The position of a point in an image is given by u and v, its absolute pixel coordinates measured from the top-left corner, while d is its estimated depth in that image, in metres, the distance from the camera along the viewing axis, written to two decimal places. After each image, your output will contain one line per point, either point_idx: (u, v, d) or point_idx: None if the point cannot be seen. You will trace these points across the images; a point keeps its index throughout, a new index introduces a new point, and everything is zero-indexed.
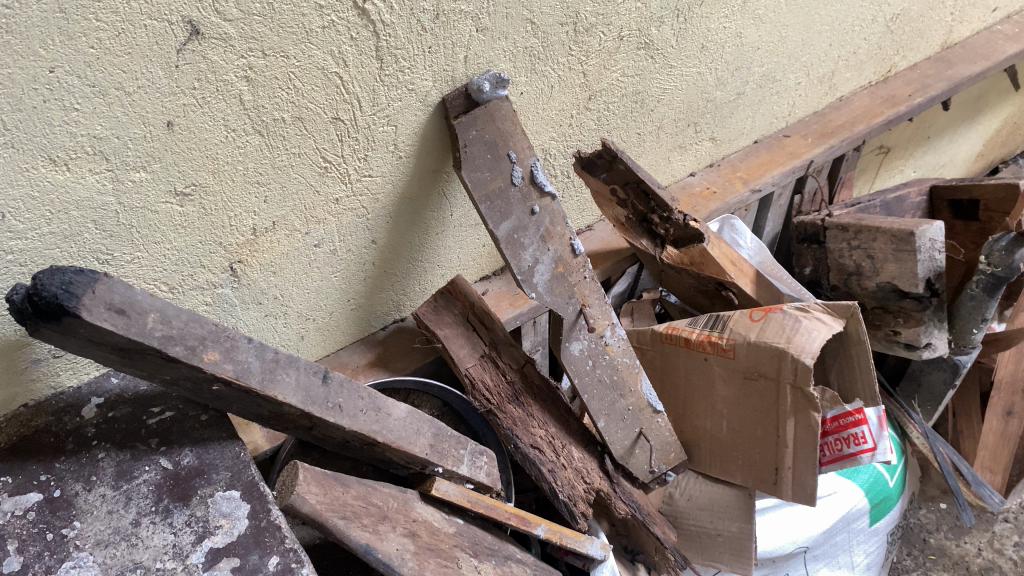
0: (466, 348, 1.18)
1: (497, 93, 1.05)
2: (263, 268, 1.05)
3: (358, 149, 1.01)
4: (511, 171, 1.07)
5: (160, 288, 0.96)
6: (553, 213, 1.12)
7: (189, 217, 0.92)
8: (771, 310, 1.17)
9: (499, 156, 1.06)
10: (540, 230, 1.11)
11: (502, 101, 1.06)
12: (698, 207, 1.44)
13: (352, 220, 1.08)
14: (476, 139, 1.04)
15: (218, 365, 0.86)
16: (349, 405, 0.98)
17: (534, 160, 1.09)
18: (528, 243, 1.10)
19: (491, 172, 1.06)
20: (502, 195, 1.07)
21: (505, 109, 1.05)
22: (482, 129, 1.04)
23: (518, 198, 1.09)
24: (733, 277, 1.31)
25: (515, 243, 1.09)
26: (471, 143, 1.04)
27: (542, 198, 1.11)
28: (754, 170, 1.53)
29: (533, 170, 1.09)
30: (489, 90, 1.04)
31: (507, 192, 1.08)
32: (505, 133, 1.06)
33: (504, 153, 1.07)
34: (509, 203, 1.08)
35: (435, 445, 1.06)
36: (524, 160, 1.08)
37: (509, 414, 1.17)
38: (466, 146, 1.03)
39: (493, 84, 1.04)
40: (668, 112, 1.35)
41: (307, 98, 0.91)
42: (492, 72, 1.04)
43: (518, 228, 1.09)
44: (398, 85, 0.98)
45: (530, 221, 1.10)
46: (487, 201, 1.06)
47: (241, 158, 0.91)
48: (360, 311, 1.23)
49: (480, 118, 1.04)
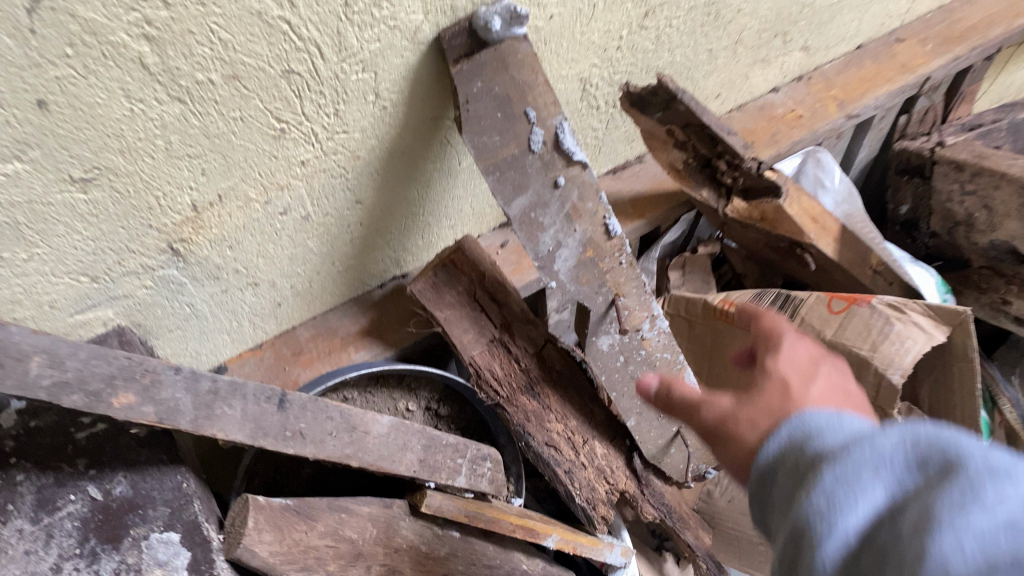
0: (472, 333, 0.97)
1: (511, 31, 0.76)
2: (215, 243, 0.84)
3: (326, 104, 0.77)
4: (528, 133, 0.81)
5: (80, 280, 0.77)
6: (585, 186, 0.86)
7: (100, 203, 0.71)
8: (856, 299, 0.94)
9: (513, 116, 0.80)
10: (564, 209, 0.86)
11: (519, 40, 0.78)
12: (778, 134, 1.18)
13: (327, 183, 0.86)
14: (482, 93, 0.77)
15: (133, 410, 0.68)
16: (314, 431, 0.79)
17: (561, 120, 0.82)
18: (548, 223, 0.86)
19: (499, 135, 0.80)
20: (516, 165, 0.82)
21: (525, 51, 0.78)
22: (489, 80, 0.77)
23: (538, 171, 0.83)
24: (813, 238, 1.09)
25: (530, 223, 0.85)
26: (474, 98, 0.77)
27: (570, 167, 0.85)
28: (852, 88, 1.23)
29: (560, 133, 0.83)
30: (501, 28, 0.75)
31: (523, 161, 0.82)
32: (523, 84, 0.79)
33: (520, 110, 0.80)
34: (525, 174, 0.83)
35: (425, 460, 0.89)
36: (547, 119, 0.82)
37: (520, 408, 0.99)
38: (467, 103, 0.77)
39: (507, 19, 0.75)
40: (750, 22, 1.04)
41: (242, 51, 0.66)
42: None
43: (536, 206, 0.84)
44: (375, 23, 0.71)
45: (553, 197, 0.85)
46: (497, 172, 0.81)
47: (159, 132, 0.69)
48: (349, 272, 1.02)
49: (488, 64, 0.77)
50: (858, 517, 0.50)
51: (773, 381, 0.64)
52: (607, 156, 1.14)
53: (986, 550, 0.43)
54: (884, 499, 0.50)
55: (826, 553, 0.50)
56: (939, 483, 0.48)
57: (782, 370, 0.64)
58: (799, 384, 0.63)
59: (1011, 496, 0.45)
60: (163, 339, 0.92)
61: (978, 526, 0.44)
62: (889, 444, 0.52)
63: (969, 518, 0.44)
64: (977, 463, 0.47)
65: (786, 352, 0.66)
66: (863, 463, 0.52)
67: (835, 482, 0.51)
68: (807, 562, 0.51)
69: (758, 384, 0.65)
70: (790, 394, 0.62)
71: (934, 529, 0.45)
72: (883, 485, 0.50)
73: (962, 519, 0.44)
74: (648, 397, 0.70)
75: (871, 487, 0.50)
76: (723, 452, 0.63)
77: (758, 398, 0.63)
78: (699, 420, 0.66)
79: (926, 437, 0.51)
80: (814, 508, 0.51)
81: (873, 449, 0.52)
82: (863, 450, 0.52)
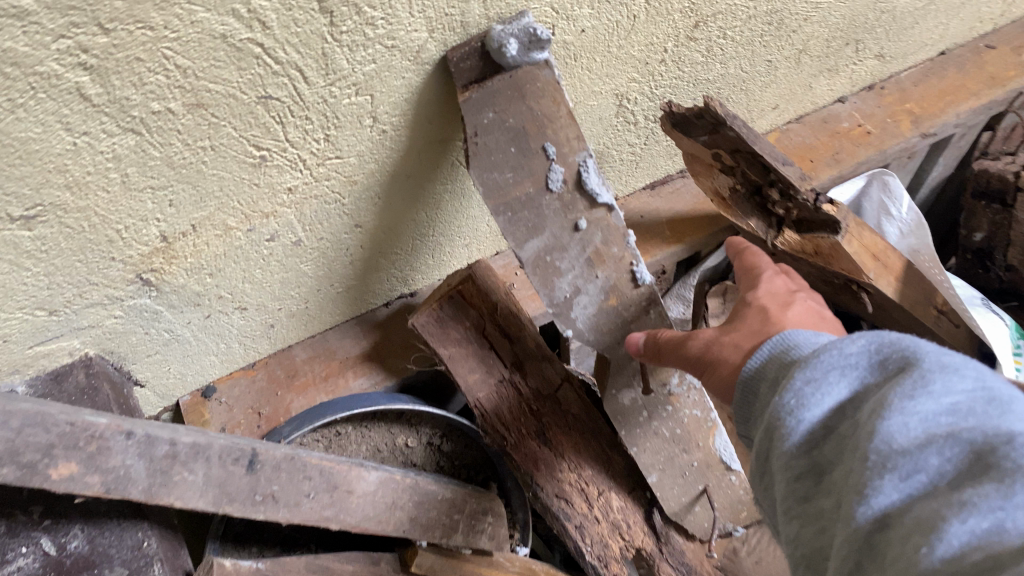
0: (477, 373, 0.88)
1: (529, 57, 0.67)
2: (192, 272, 0.75)
3: (314, 130, 0.66)
4: (547, 170, 0.74)
5: (36, 314, 0.69)
6: (609, 230, 0.78)
7: (49, 240, 0.62)
8: None
9: (530, 150, 0.72)
10: (585, 253, 0.78)
11: (540, 67, 0.69)
12: (841, 152, 1.06)
13: (320, 208, 0.76)
14: (495, 125, 0.69)
15: (75, 481, 0.60)
16: (288, 493, 0.71)
17: (586, 157, 0.75)
18: (566, 267, 0.78)
19: (512, 172, 0.72)
20: (530, 204, 0.74)
21: (548, 79, 0.70)
22: (503, 111, 0.69)
23: (556, 212, 0.75)
24: (872, 277, 0.96)
25: (545, 265, 0.77)
26: (484, 131, 0.69)
27: (593, 209, 0.77)
28: (931, 102, 1.10)
29: (583, 172, 0.75)
30: (517, 53, 0.66)
31: (539, 200, 0.75)
32: (542, 115, 0.71)
33: (538, 144, 0.73)
34: (541, 215, 0.75)
35: (417, 518, 0.80)
36: (568, 155, 0.74)
37: (528, 454, 0.89)
38: (476, 135, 0.69)
39: (526, 44, 0.66)
40: (817, 31, 0.91)
41: (208, 77, 0.56)
42: (519, 19, 0.65)
43: (552, 248, 0.77)
44: (370, 42, 0.61)
45: (573, 240, 0.77)
46: (506, 210, 0.73)
47: (113, 164, 0.59)
48: (351, 292, 0.94)
49: (502, 92, 0.68)
50: (821, 411, 0.52)
51: (752, 311, 0.68)
52: (645, 170, 1.03)
53: (927, 428, 0.45)
54: (846, 394, 0.52)
55: (791, 441, 0.53)
56: (895, 378, 0.49)
57: (760, 299, 0.69)
58: (776, 310, 0.67)
59: (957, 387, 0.47)
60: (140, 364, 0.84)
61: (922, 411, 0.46)
62: (854, 346, 0.53)
63: (914, 405, 0.46)
64: (933, 359, 0.49)
65: (762, 286, 0.72)
66: (828, 362, 0.53)
67: (801, 382, 0.53)
68: (779, 451, 0.54)
69: (739, 315, 0.69)
70: (767, 318, 0.66)
71: (882, 412, 0.47)
72: (847, 384, 0.52)
73: (908, 405, 0.46)
74: (635, 354, 0.77)
75: (835, 385, 0.52)
76: (710, 377, 0.67)
77: (738, 325, 0.68)
78: (686, 351, 0.71)
79: (890, 338, 0.52)
80: (782, 406, 0.53)
81: (839, 352, 0.53)
82: (829, 352, 0.53)
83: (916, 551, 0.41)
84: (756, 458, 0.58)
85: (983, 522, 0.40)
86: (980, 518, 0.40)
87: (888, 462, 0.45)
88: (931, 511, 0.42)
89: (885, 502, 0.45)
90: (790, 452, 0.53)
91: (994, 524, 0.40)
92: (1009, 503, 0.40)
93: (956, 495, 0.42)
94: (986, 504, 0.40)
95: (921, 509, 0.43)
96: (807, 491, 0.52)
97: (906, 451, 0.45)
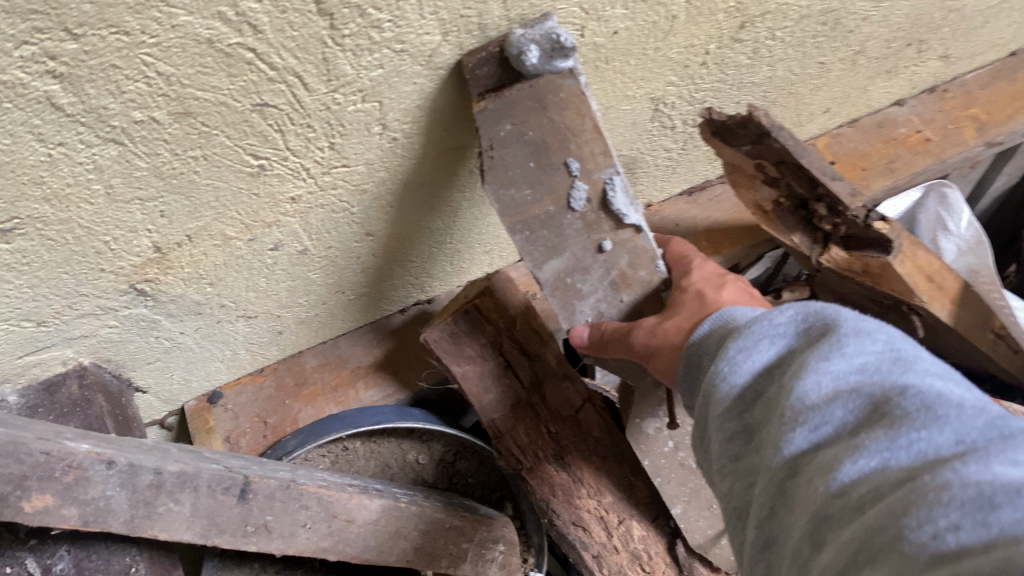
0: (493, 392, 0.85)
1: (551, 66, 0.62)
2: (190, 281, 0.71)
3: (316, 138, 0.61)
4: (569, 188, 0.69)
5: (23, 325, 0.65)
6: (636, 252, 0.74)
7: (29, 252, 0.58)
8: None
9: (551, 166, 0.67)
10: (609, 275, 0.74)
11: (563, 76, 0.63)
12: (897, 160, 0.99)
13: (326, 217, 0.71)
14: (511, 138, 0.64)
15: (48, 513, 0.56)
16: (283, 524, 0.68)
17: (613, 174, 0.69)
18: (588, 289, 0.75)
19: (531, 188, 0.68)
20: (550, 223, 0.70)
21: (572, 89, 0.64)
22: (521, 123, 0.64)
23: (576, 232, 0.71)
24: (925, 299, 0.89)
25: (567, 287, 0.74)
26: (501, 144, 0.64)
27: (619, 230, 0.72)
28: (999, 107, 1.02)
29: (608, 191, 0.69)
30: (537, 61, 0.60)
31: (560, 220, 0.70)
32: (566, 129, 0.65)
33: (561, 160, 0.67)
34: (562, 234, 0.71)
35: (420, 547, 0.77)
36: (593, 172, 0.68)
37: (544, 480, 0.85)
38: (492, 148, 0.64)
39: (548, 53, 0.60)
40: (877, 31, 0.83)
41: (194, 84, 0.51)
42: (543, 21, 0.59)
43: (573, 270, 0.73)
44: (376, 47, 0.55)
45: (597, 262, 0.74)
46: (524, 231, 0.70)
47: (95, 176, 0.55)
48: (364, 299, 0.89)
49: (520, 103, 0.63)
50: (750, 374, 0.53)
51: (688, 296, 0.70)
52: (682, 175, 0.97)
53: (837, 385, 0.46)
54: (773, 357, 0.52)
55: (722, 403, 0.54)
56: (816, 342, 0.50)
57: (693, 287, 0.70)
58: (711, 294, 0.69)
59: (868, 350, 0.47)
60: (140, 371, 0.81)
61: (834, 369, 0.47)
62: (784, 316, 0.53)
63: (827, 365, 0.47)
64: (850, 325, 0.49)
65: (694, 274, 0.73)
66: (759, 331, 0.54)
67: (734, 350, 0.54)
68: (714, 413, 0.54)
69: (676, 300, 0.71)
70: (705, 302, 0.68)
71: (799, 373, 0.48)
72: (775, 348, 0.53)
73: (822, 365, 0.47)
74: (582, 347, 0.76)
75: (763, 350, 0.53)
76: (656, 364, 0.68)
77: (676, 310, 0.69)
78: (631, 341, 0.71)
79: (816, 306, 0.52)
80: (716, 371, 0.55)
81: (770, 322, 0.54)
82: (761, 321, 0.54)
83: (817, 492, 0.43)
84: (695, 421, 0.58)
85: (871, 462, 0.41)
86: (869, 458, 0.42)
87: (799, 416, 0.46)
88: (831, 456, 0.44)
89: (795, 450, 0.46)
90: (722, 414, 0.54)
91: (882, 463, 0.41)
92: (897, 444, 0.41)
93: (853, 441, 0.43)
94: (876, 446, 0.42)
95: (826, 457, 0.44)
96: (737, 452, 0.53)
97: (816, 405, 0.46)
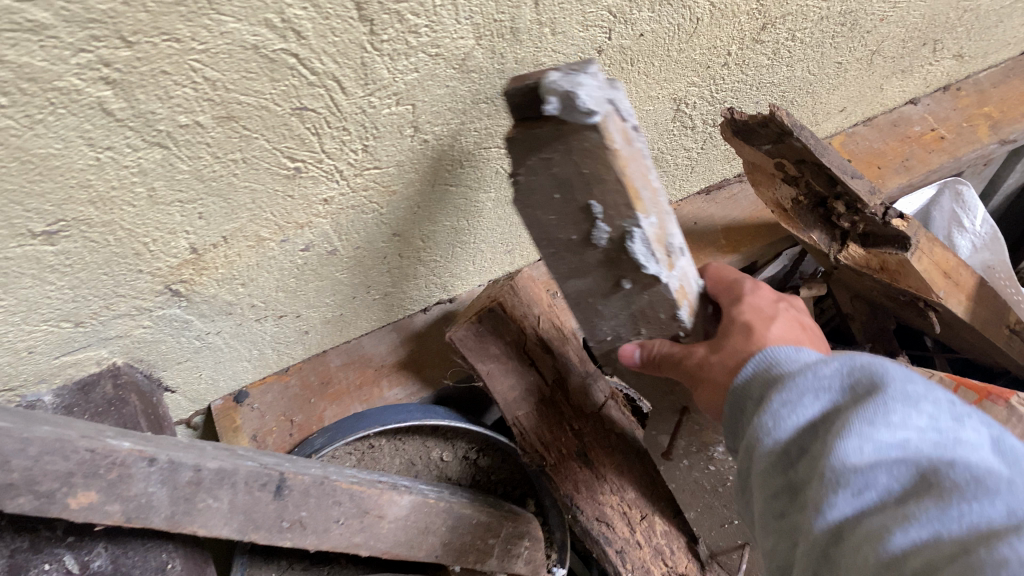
0: (518, 389, 0.86)
1: (575, 117, 0.57)
2: (223, 281, 0.72)
3: (351, 141, 0.62)
4: (592, 229, 0.66)
5: (62, 326, 0.66)
6: (655, 294, 0.70)
7: (72, 254, 0.59)
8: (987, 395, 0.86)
9: (574, 204, 0.64)
10: (630, 308, 0.74)
11: (591, 131, 0.57)
12: (912, 158, 1.00)
13: (356, 218, 0.72)
14: (540, 169, 0.63)
15: (94, 510, 0.57)
16: (316, 518, 0.69)
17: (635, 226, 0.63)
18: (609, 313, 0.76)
19: (556, 217, 0.67)
20: (575, 251, 0.69)
21: (594, 143, 0.58)
22: (546, 159, 0.62)
23: (598, 263, 0.70)
24: (943, 295, 0.90)
25: (589, 307, 0.76)
26: (528, 171, 0.64)
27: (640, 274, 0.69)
28: (1010, 106, 1.05)
29: (629, 240, 0.65)
30: (559, 110, 0.57)
31: (585, 250, 0.69)
32: (588, 175, 0.61)
33: (586, 201, 0.64)
34: (585, 263, 0.71)
35: (449, 542, 0.78)
36: (614, 219, 0.64)
37: (568, 476, 0.85)
38: (521, 173, 0.64)
39: (570, 104, 0.56)
40: (893, 31, 0.84)
41: (239, 89, 0.52)
42: (585, 66, 0.57)
43: (597, 294, 0.74)
44: (412, 51, 0.56)
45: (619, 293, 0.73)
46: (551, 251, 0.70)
47: (139, 178, 0.56)
48: (386, 300, 0.90)
49: (547, 141, 0.60)
50: (795, 431, 0.55)
51: (737, 328, 0.68)
52: (699, 176, 0.99)
53: (881, 452, 0.49)
54: (818, 413, 0.55)
55: (766, 456, 0.56)
56: (860, 402, 0.52)
57: (743, 318, 0.69)
58: (761, 328, 0.67)
59: (914, 421, 0.50)
60: (170, 370, 0.82)
61: (879, 438, 0.49)
62: (827, 370, 0.56)
63: (874, 431, 0.49)
64: (895, 389, 0.52)
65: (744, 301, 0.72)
66: (802, 385, 0.56)
67: (778, 403, 0.57)
68: (759, 468, 0.57)
69: (725, 330, 0.70)
70: (751, 338, 0.66)
71: (843, 434, 0.50)
72: (820, 403, 0.55)
73: (868, 431, 0.50)
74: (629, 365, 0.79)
75: (807, 405, 0.55)
76: (703, 394, 0.69)
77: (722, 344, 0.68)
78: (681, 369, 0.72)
79: (860, 363, 0.55)
80: (760, 425, 0.57)
81: (814, 376, 0.57)
82: (805, 375, 0.57)
83: (868, 560, 0.45)
84: (740, 471, 0.61)
85: (922, 531, 0.44)
86: (920, 528, 0.44)
87: (843, 479, 0.49)
88: (879, 524, 0.46)
89: (839, 515, 0.48)
90: (766, 467, 0.56)
91: (933, 534, 0.43)
92: (947, 516, 0.43)
93: (901, 510, 0.46)
94: (926, 518, 0.44)
95: (873, 522, 0.46)
96: (784, 508, 0.55)
97: (859, 469, 0.48)
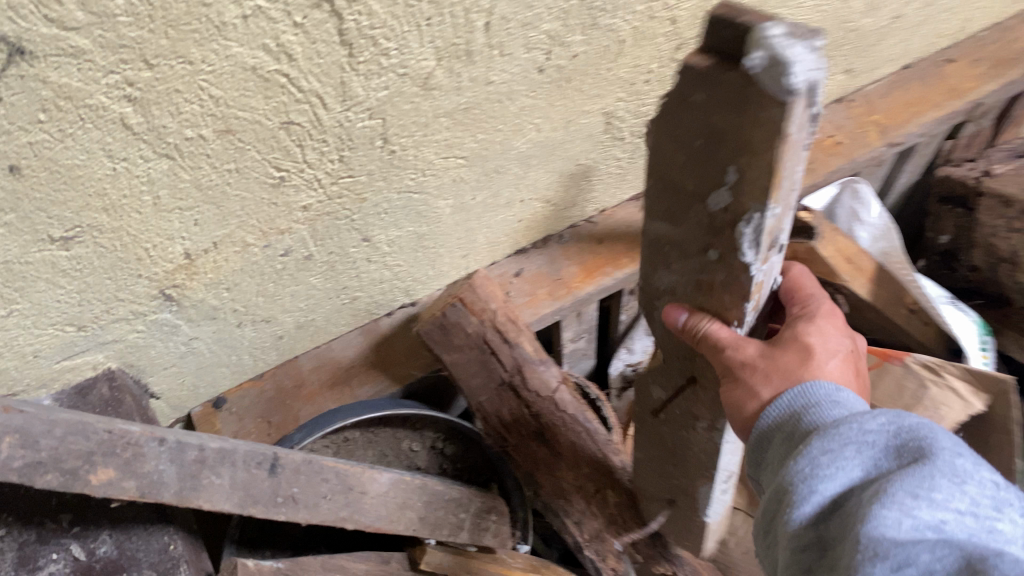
0: (479, 376, 0.95)
1: (773, 84, 0.42)
2: (211, 286, 0.80)
3: (329, 151, 0.71)
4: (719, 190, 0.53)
5: (65, 329, 0.73)
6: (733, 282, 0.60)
7: (81, 259, 0.66)
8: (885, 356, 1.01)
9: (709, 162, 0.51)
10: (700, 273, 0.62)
11: (770, 108, 0.44)
12: (814, 162, 1.13)
13: (330, 224, 0.81)
14: (698, 108, 0.49)
15: (113, 485, 0.64)
16: (308, 494, 0.76)
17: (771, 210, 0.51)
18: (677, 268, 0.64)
19: (689, 160, 0.53)
20: (688, 194, 0.56)
21: (769, 117, 0.44)
22: (708, 98, 0.48)
23: (698, 222, 0.57)
24: (846, 278, 1.04)
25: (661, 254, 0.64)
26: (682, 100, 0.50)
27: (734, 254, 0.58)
28: (896, 113, 1.18)
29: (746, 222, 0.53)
30: (761, 71, 0.43)
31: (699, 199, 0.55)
32: (741, 139, 0.47)
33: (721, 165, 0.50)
34: (691, 208, 0.57)
35: (425, 517, 0.86)
36: (742, 197, 0.51)
37: (527, 454, 0.96)
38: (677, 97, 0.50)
39: (775, 70, 0.42)
40: None
41: (238, 106, 0.61)
42: (811, 34, 0.44)
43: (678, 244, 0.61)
44: (382, 71, 0.65)
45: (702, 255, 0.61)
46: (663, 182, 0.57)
47: (147, 188, 0.64)
48: (354, 304, 0.98)
49: (720, 90, 0.47)
50: (834, 487, 0.53)
51: (794, 349, 0.65)
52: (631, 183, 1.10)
53: (918, 530, 0.46)
54: (858, 475, 0.53)
55: (798, 510, 0.54)
56: (906, 466, 0.51)
57: (805, 340, 0.65)
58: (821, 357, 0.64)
59: (956, 502, 0.47)
60: (157, 376, 0.88)
61: (921, 515, 0.46)
62: (874, 425, 0.55)
63: (916, 503, 0.47)
64: (944, 460, 0.50)
65: (811, 318, 0.67)
66: (846, 437, 0.55)
67: (818, 451, 0.55)
68: (785, 520, 0.55)
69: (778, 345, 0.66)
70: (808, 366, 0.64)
71: (885, 502, 0.48)
72: (861, 463, 0.54)
73: (911, 502, 0.47)
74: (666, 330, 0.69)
75: (848, 459, 0.54)
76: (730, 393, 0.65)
77: (770, 355, 0.64)
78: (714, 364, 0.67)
79: (910, 426, 0.54)
80: (795, 472, 0.55)
81: (859, 429, 0.55)
82: (850, 427, 0.56)
83: None
84: (761, 514, 0.60)
85: None
86: None
87: (880, 548, 0.45)
88: None
89: None
90: (795, 520, 0.54)
91: None
92: None
93: None
94: None
95: None
96: (808, 565, 0.53)
97: (899, 542, 0.45)
